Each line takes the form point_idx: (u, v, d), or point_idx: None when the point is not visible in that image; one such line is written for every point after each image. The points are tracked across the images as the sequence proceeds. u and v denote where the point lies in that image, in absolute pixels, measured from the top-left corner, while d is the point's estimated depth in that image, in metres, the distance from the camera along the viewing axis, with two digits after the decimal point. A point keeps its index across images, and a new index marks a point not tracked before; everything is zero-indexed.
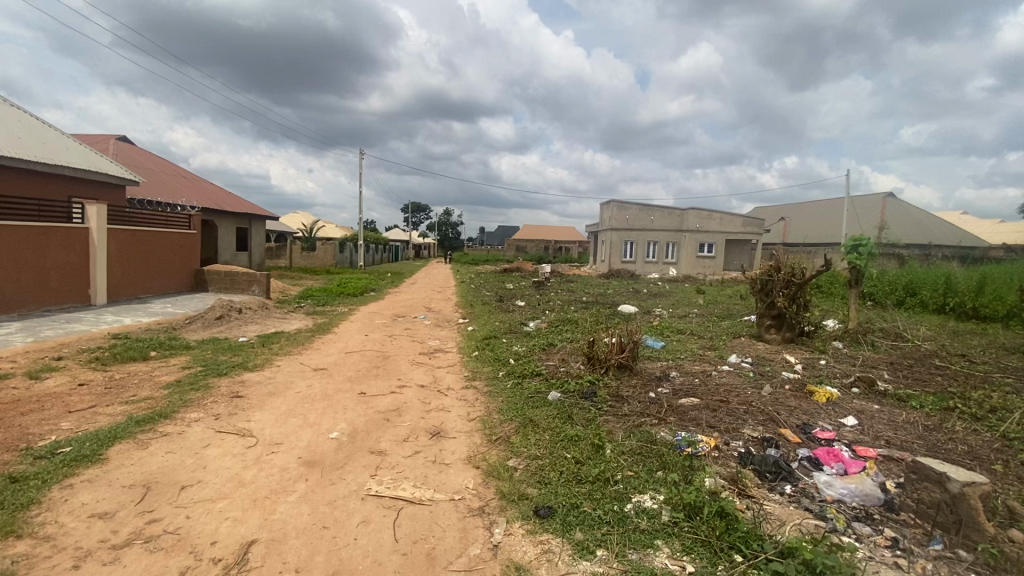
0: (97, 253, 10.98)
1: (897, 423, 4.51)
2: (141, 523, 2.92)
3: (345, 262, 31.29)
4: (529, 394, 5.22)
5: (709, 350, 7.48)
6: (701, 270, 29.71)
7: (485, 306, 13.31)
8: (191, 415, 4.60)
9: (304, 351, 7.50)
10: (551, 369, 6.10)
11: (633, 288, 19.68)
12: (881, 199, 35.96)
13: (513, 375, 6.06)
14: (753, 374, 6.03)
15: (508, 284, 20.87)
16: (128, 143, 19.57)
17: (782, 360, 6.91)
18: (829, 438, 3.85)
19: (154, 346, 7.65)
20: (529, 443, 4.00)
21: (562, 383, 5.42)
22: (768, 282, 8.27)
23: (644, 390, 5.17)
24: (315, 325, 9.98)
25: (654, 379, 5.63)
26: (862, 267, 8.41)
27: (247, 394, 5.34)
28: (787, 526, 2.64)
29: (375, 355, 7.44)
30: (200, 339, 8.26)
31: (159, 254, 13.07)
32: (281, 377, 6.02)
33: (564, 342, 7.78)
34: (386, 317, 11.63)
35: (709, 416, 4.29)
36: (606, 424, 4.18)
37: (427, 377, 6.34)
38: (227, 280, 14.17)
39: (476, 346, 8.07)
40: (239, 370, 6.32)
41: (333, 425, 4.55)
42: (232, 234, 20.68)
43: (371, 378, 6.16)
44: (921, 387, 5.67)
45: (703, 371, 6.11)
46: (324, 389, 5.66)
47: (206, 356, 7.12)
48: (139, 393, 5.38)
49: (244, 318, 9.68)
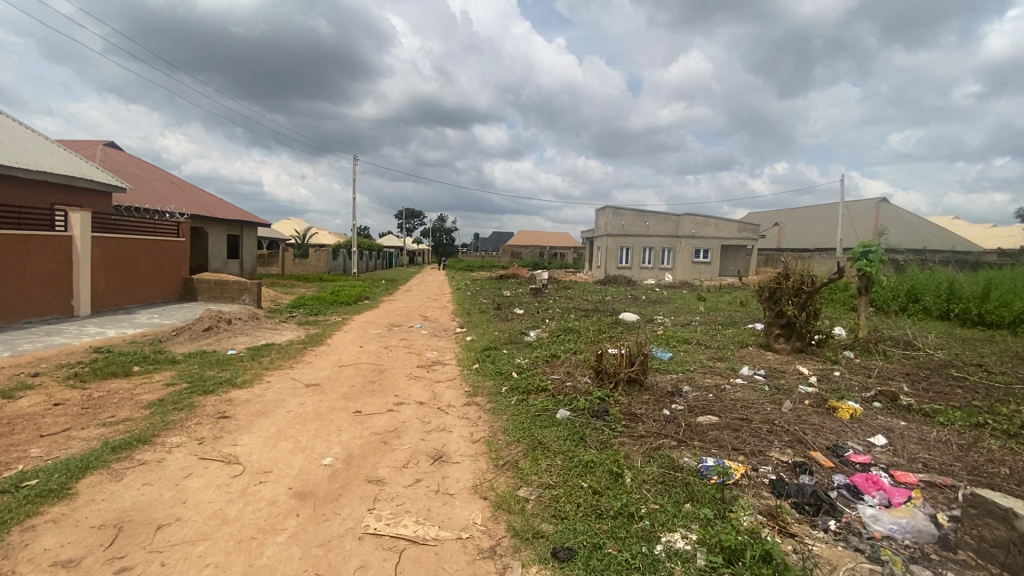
0: (81, 261, 10.57)
1: (929, 442, 4.25)
2: (110, 572, 2.59)
3: (338, 268, 31.11)
4: (535, 412, 4.91)
5: (718, 361, 7.20)
6: (697, 275, 29.60)
7: (482, 315, 12.97)
8: (172, 439, 4.25)
9: (296, 365, 7.15)
10: (557, 384, 5.78)
11: (632, 294, 19.47)
12: (875, 203, 36.07)
13: (517, 391, 5.74)
14: (768, 388, 5.75)
15: (505, 291, 20.51)
16: (116, 149, 19.18)
17: (796, 371, 6.65)
18: (864, 463, 3.58)
19: (138, 360, 7.26)
20: (541, 470, 3.69)
21: (569, 399, 5.11)
22: (776, 290, 8.03)
23: (657, 407, 4.89)
24: (308, 336, 9.61)
25: (666, 395, 5.33)
26: (872, 273, 8.19)
27: (234, 414, 4.99)
28: (839, 573, 2.36)
29: (370, 369, 7.10)
30: (187, 353, 7.89)
31: (146, 263, 12.67)
32: (271, 395, 5.67)
33: (568, 353, 7.47)
34: (381, 326, 11.29)
35: (732, 437, 4.01)
36: (622, 447, 3.88)
37: (426, 392, 6.01)
38: (217, 289, 13.78)
39: (475, 358, 7.75)
40: (227, 386, 5.98)
41: (326, 450, 4.22)
42: (223, 241, 20.27)
43: (367, 395, 5.83)
44: (944, 401, 5.42)
45: (716, 384, 5.82)
46: (317, 407, 5.32)
47: (192, 371, 6.74)
48: (119, 415, 5.01)
49: (234, 329, 9.31)
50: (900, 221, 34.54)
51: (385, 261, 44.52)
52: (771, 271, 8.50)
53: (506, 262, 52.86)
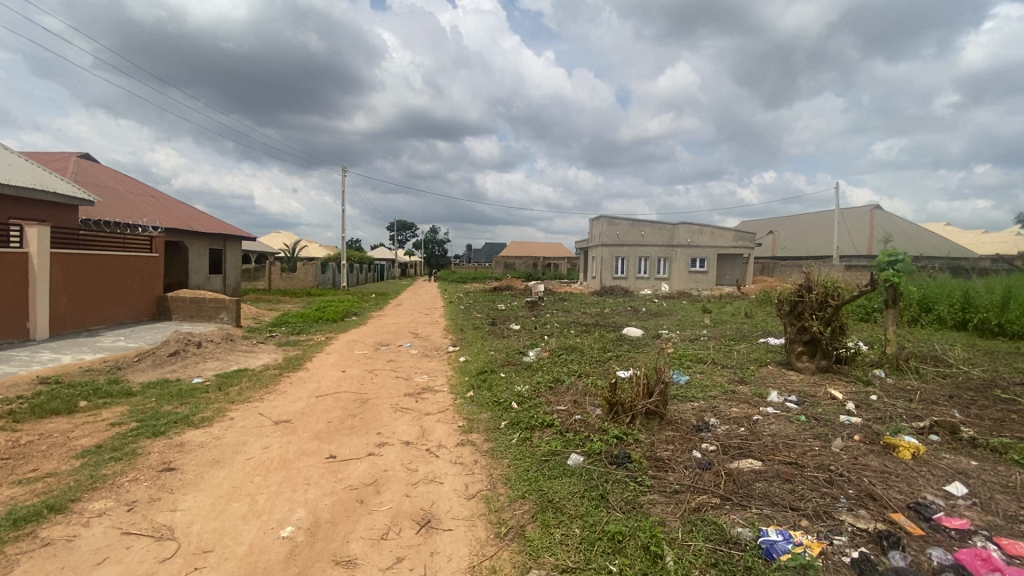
0: (39, 280, 9.66)
1: (1017, 490, 3.52)
2: None
3: (328, 281, 30.34)
4: (542, 457, 4.14)
5: (739, 384, 6.47)
6: (693, 285, 29.03)
7: (476, 331, 12.12)
8: (95, 506, 3.43)
9: (267, 397, 6.32)
10: (565, 418, 5.01)
11: (632, 306, 18.91)
12: (869, 209, 35.95)
13: (518, 427, 4.97)
14: (805, 419, 5.03)
15: (500, 304, 19.78)
16: (90, 160, 18.32)
17: (828, 396, 5.93)
18: (963, 530, 2.86)
19: (86, 394, 6.37)
20: (555, 544, 2.93)
21: (581, 440, 4.34)
22: (798, 304, 7.33)
23: (685, 449, 4.15)
24: (286, 360, 8.74)
25: (693, 432, 4.59)
26: (899, 285, 7.52)
27: (183, 464, 4.17)
28: None
29: (351, 399, 6.28)
30: (146, 382, 7.04)
31: (115, 281, 11.80)
32: (231, 437, 4.84)
33: (572, 377, 6.72)
34: (368, 346, 10.49)
35: (788, 495, 3.27)
36: (654, 511, 3.12)
37: (414, 429, 5.21)
38: (193, 307, 12.93)
39: (469, 383, 6.96)
40: (182, 426, 5.13)
41: (287, 516, 3.41)
42: (205, 256, 19.39)
43: (344, 434, 5.02)
44: (1009, 432, 4.72)
45: (745, 416, 5.09)
46: (284, 453, 4.52)
47: (146, 407, 5.88)
48: (41, 469, 4.15)
49: (203, 354, 8.44)
50: (895, 228, 34.31)
51: (375, 274, 43.41)
52: (790, 283, 7.79)
53: (499, 274, 51.96)
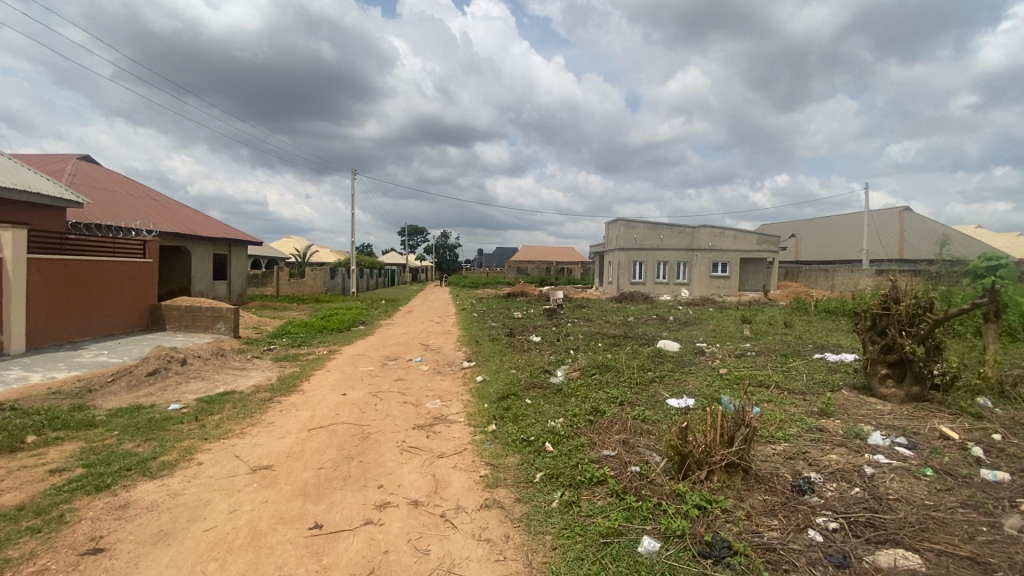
0: (13, 288, 8.73)
1: None
2: None
3: (338, 288, 29.07)
4: (603, 540, 3.01)
5: (823, 418, 5.26)
6: (716, 290, 27.68)
7: (493, 344, 10.98)
8: None
9: (250, 431, 5.26)
10: (618, 471, 3.86)
11: (657, 313, 17.67)
12: (899, 209, 34.37)
13: (557, 483, 3.83)
14: (936, 474, 3.84)
15: (516, 312, 18.67)
16: (90, 163, 17.60)
17: (942, 438, 4.73)
18: None
19: (39, 426, 5.34)
20: None
21: (651, 513, 3.20)
22: (882, 318, 6.12)
23: (798, 528, 2.99)
24: (280, 379, 7.71)
25: (796, 497, 3.42)
26: (1004, 293, 6.27)
27: (116, 542, 3.10)
28: None
29: (349, 435, 5.19)
30: (114, 409, 6.03)
31: (102, 289, 10.89)
32: (192, 494, 3.77)
33: (613, 406, 5.57)
34: (374, 361, 9.48)
35: None
36: None
37: (425, 480, 4.10)
38: (188, 316, 12.03)
39: (491, 413, 5.83)
40: (135, 477, 4.07)
41: None
42: (208, 261, 18.54)
43: (337, 489, 3.94)
44: None
45: (853, 468, 3.92)
46: (255, 520, 3.44)
47: (101, 445, 4.83)
48: None
49: (187, 373, 7.43)
50: (929, 230, 32.43)
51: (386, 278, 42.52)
52: (869, 292, 6.56)
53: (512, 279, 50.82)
